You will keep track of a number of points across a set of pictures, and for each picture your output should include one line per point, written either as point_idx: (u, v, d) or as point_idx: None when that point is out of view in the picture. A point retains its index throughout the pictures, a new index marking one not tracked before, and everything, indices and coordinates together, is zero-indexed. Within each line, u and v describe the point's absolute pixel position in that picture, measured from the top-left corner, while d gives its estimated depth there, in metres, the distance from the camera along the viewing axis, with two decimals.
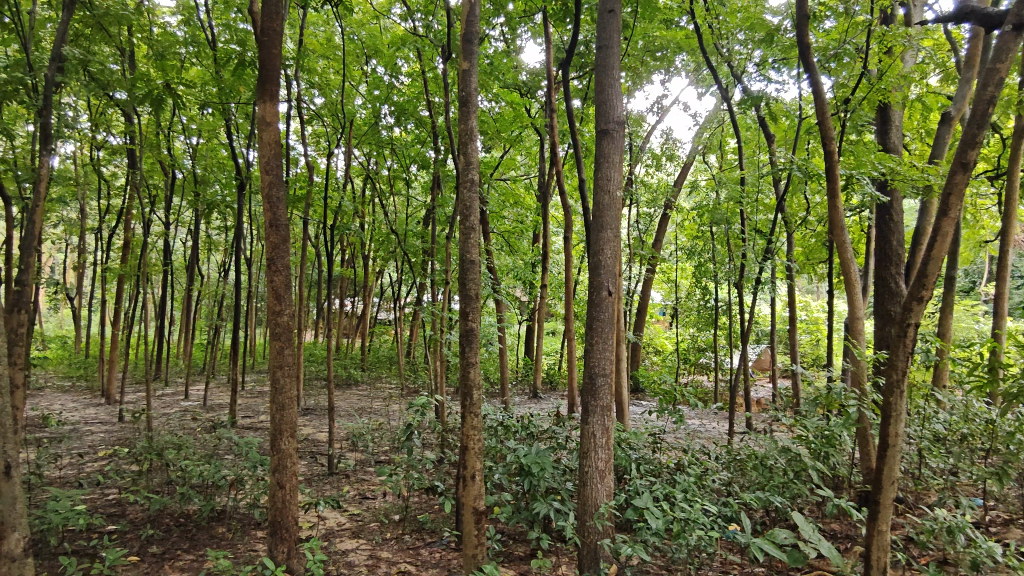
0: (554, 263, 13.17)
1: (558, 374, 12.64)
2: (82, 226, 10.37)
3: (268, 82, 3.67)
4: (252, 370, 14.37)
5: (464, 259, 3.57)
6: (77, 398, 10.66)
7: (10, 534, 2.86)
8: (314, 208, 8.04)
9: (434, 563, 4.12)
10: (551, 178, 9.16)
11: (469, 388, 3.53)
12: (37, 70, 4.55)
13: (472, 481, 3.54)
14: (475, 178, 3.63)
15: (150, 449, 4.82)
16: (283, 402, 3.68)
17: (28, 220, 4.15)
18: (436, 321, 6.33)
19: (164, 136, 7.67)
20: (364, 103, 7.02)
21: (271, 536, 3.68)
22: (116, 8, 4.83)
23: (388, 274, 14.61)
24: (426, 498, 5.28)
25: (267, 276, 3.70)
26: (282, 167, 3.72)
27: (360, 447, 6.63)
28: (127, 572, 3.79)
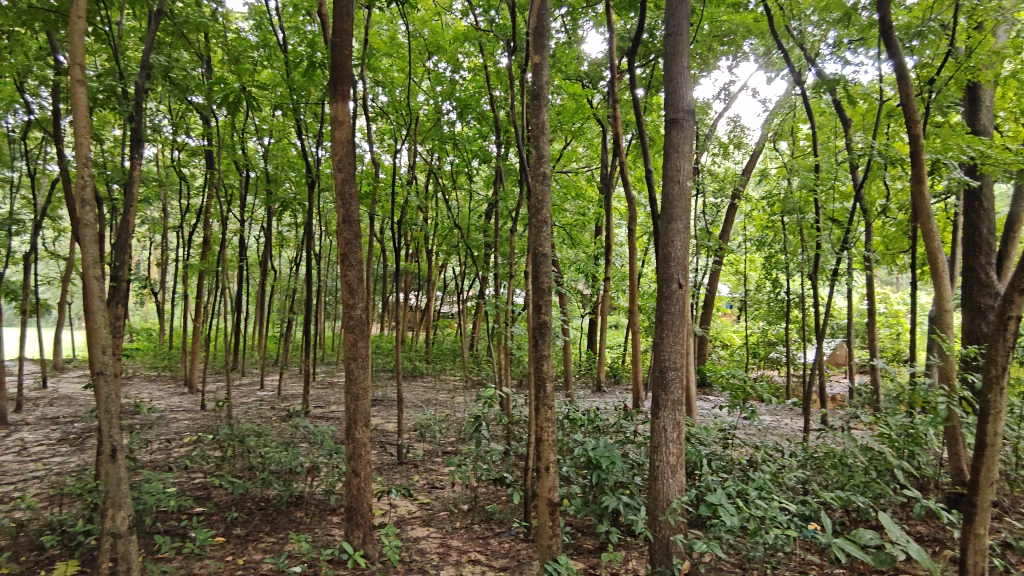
0: (617, 256, 13.03)
1: (622, 368, 12.52)
2: (165, 225, 10.96)
3: (340, 81, 3.78)
4: (323, 362, 14.88)
5: (536, 252, 3.59)
6: (163, 387, 11.31)
7: (117, 512, 3.10)
8: (381, 204, 8.22)
9: (503, 553, 4.16)
10: (614, 169, 9.04)
11: (541, 380, 3.54)
12: (129, 78, 4.80)
13: (546, 472, 3.55)
14: (547, 170, 3.63)
15: (232, 436, 5.07)
16: (357, 393, 3.80)
17: (122, 220, 4.41)
18: (500, 315, 6.38)
19: (240, 137, 8.00)
20: (428, 99, 7.11)
21: (347, 521, 3.82)
22: (195, 16, 5.01)
23: (452, 268, 14.81)
24: (493, 489, 5.35)
25: (341, 270, 3.82)
26: (354, 165, 3.85)
27: (428, 437, 6.77)
28: (215, 551, 4.01)
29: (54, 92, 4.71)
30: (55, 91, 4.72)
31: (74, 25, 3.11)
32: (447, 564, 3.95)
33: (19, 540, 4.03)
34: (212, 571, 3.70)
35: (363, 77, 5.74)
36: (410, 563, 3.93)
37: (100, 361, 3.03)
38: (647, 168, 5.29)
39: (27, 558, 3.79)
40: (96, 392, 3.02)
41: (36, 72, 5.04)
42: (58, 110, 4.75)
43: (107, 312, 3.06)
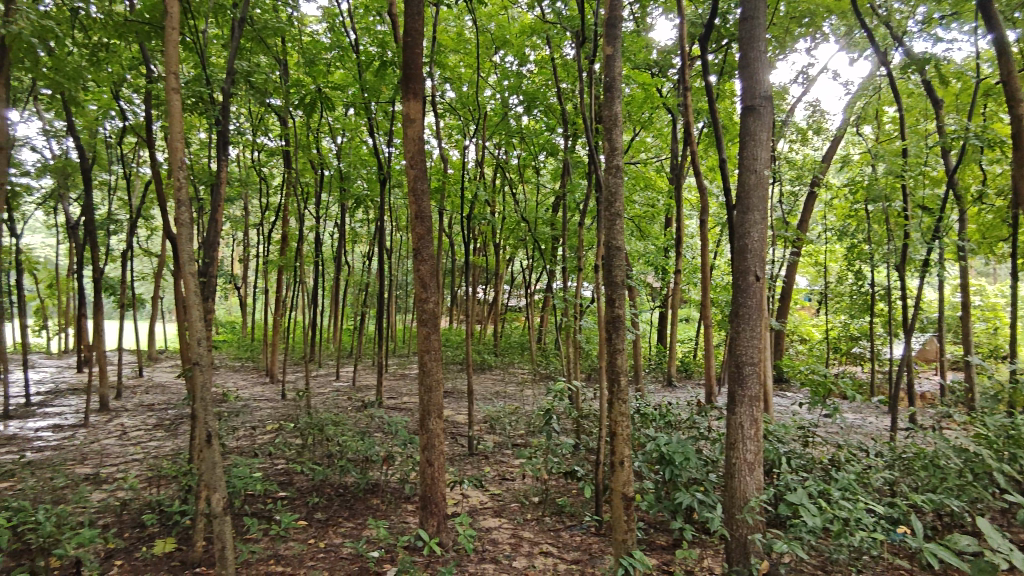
0: (688, 248, 12.73)
1: (693, 363, 12.26)
2: (247, 223, 11.49)
3: (412, 80, 3.86)
4: (396, 354, 15.28)
5: (609, 245, 3.56)
6: (247, 377, 11.90)
7: (213, 493, 3.21)
8: (451, 199, 8.33)
9: (575, 546, 4.16)
10: (685, 159, 8.83)
11: (615, 373, 3.51)
12: (214, 84, 5.00)
13: (620, 467, 3.53)
14: (620, 163, 3.59)
15: (312, 425, 5.28)
16: (431, 384, 3.89)
17: (210, 219, 4.65)
18: (569, 308, 6.36)
19: (315, 137, 8.27)
20: (494, 93, 7.14)
21: (422, 509, 3.92)
22: (273, 21, 5.19)
23: (520, 261, 14.88)
24: (564, 482, 5.35)
25: (415, 265, 3.91)
26: (426, 161, 3.92)
27: (498, 429, 6.85)
28: (298, 534, 4.21)
29: (146, 98, 4.98)
30: (146, 97, 5.00)
31: (170, 36, 3.33)
32: (520, 555, 3.99)
33: (123, 518, 4.34)
34: (296, 553, 3.88)
35: (432, 74, 5.83)
36: (482, 552, 4.00)
37: (196, 353, 3.21)
38: (721, 157, 5.13)
39: (131, 535, 4.09)
40: (193, 381, 3.19)
41: (131, 80, 5.35)
42: (151, 116, 5.02)
43: (201, 306, 3.23)
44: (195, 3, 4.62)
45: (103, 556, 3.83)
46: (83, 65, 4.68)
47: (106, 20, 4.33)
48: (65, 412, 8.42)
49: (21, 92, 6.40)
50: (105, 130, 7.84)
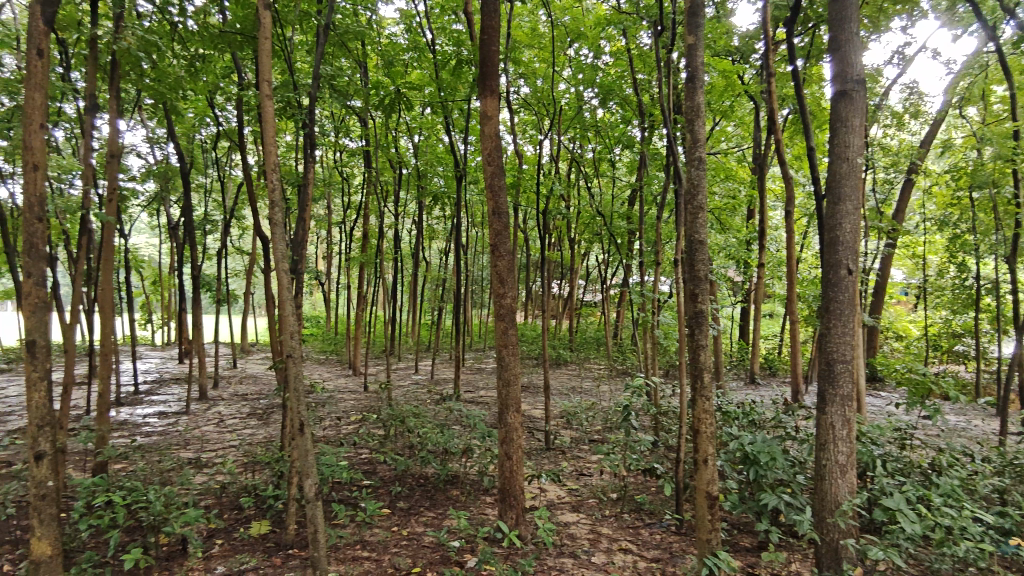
0: (773, 241, 12.25)
1: (778, 360, 11.79)
2: (331, 221, 11.93)
3: (489, 77, 3.91)
4: (472, 348, 15.50)
5: (691, 239, 3.48)
6: (331, 369, 12.38)
7: (306, 478, 3.26)
8: (525, 194, 8.37)
9: (655, 544, 4.10)
10: (769, 148, 8.48)
11: (698, 370, 3.43)
12: (301, 89, 5.20)
13: (705, 465, 3.46)
14: (703, 154, 3.49)
15: (394, 417, 5.44)
16: (509, 378, 3.94)
17: (298, 218, 4.85)
18: (647, 303, 6.24)
19: (394, 137, 8.50)
20: (569, 88, 7.09)
21: (501, 502, 3.98)
22: (355, 26, 5.25)
23: (595, 255, 14.75)
24: (643, 480, 5.29)
25: (492, 260, 3.96)
26: (503, 157, 3.95)
27: (575, 425, 6.84)
28: (383, 521, 4.36)
29: (239, 105, 5.24)
30: (239, 104, 5.29)
31: (263, 45, 3.49)
32: (598, 551, 3.98)
33: (222, 500, 4.63)
34: (381, 540, 4.03)
35: (506, 70, 5.86)
36: (561, 547, 4.01)
37: (289, 346, 3.38)
38: (809, 145, 4.89)
39: (230, 517, 4.36)
40: (285, 371, 3.32)
41: (224, 87, 5.66)
42: (243, 120, 5.29)
43: (294, 302, 3.38)
44: (284, 12, 4.81)
45: (206, 534, 4.09)
46: (182, 75, 4.97)
47: (203, 32, 4.57)
48: (169, 401, 9.05)
49: (129, 103, 6.90)
50: (201, 136, 8.33)
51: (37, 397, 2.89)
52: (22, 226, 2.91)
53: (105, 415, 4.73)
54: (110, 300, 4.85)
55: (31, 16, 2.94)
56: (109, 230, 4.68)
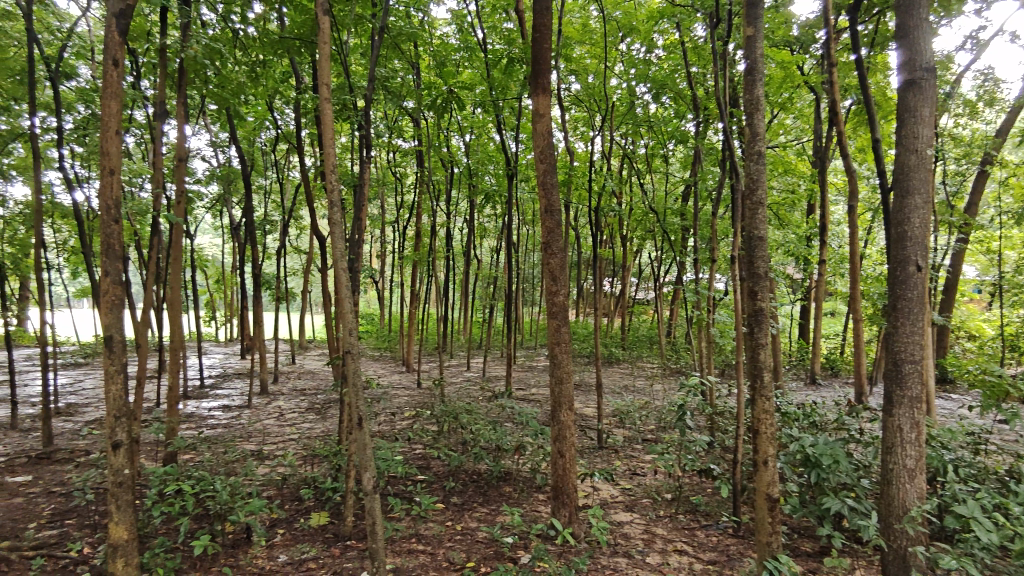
0: (834, 237, 11.82)
1: (841, 360, 11.38)
2: (385, 221, 12.13)
3: (541, 74, 3.91)
4: (524, 347, 15.52)
5: (750, 235, 3.39)
6: (386, 366, 12.62)
7: (363, 472, 3.31)
8: (577, 192, 8.33)
9: (711, 546, 4.03)
10: (830, 140, 8.19)
11: (758, 369, 3.35)
12: (355, 92, 5.30)
13: (765, 467, 3.38)
14: (763, 148, 3.40)
15: (448, 413, 5.49)
16: (561, 376, 3.93)
17: (354, 218, 4.96)
18: (702, 301, 6.12)
19: (446, 136, 8.59)
20: (621, 83, 7.00)
21: (554, 499, 3.98)
22: (407, 28, 5.28)
23: (648, 252, 14.55)
24: (698, 481, 5.20)
25: (544, 258, 3.96)
26: (555, 154, 3.95)
27: (627, 424, 6.78)
28: (437, 516, 4.43)
29: (297, 109, 5.39)
30: (297, 107, 5.44)
31: (321, 49, 3.58)
32: (653, 551, 3.93)
33: (283, 491, 4.79)
34: (435, 534, 4.09)
35: (558, 67, 5.82)
36: (615, 546, 3.98)
37: (347, 342, 3.47)
38: (874, 137, 4.71)
39: (291, 507, 4.50)
40: (343, 367, 3.41)
41: (283, 91, 5.83)
42: (301, 123, 5.43)
43: (351, 299, 3.46)
44: (340, 16, 4.91)
45: (269, 524, 4.24)
46: (244, 81, 5.15)
47: (264, 38, 4.72)
48: (232, 395, 9.40)
49: (195, 109, 7.20)
50: (262, 139, 8.62)
51: (115, 389, 3.06)
52: (100, 227, 3.08)
53: (174, 407, 4.95)
54: (178, 298, 5.08)
55: (108, 28, 3.10)
56: (176, 232, 4.89)
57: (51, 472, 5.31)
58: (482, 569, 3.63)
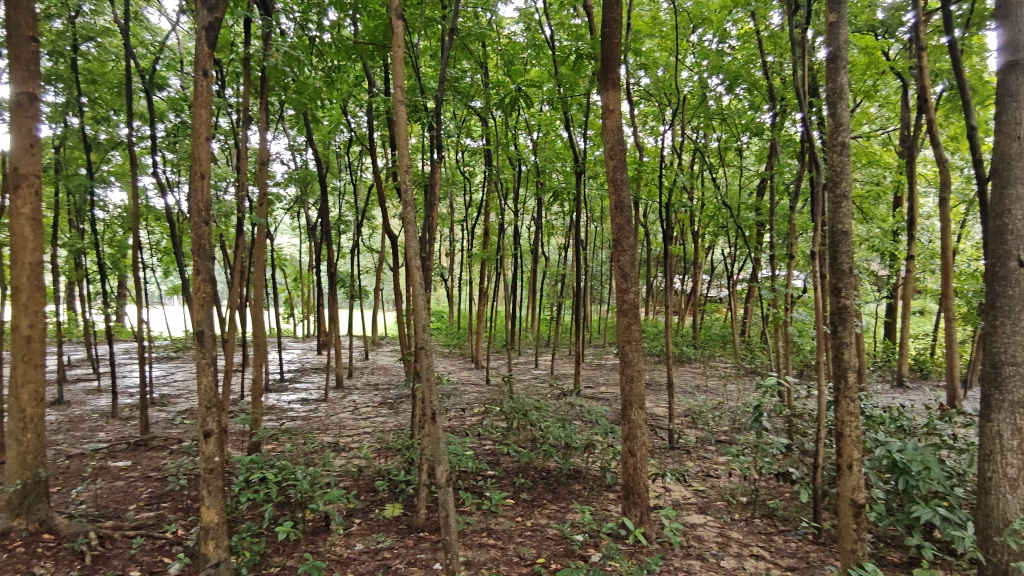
0: (925, 231, 11.13)
1: (931, 362, 10.71)
2: (454, 219, 12.30)
3: (610, 70, 3.87)
4: (592, 345, 15.40)
5: (834, 230, 3.24)
6: (455, 363, 12.81)
7: (436, 466, 3.36)
8: (647, 188, 8.18)
9: (790, 552, 3.88)
10: (920, 128, 7.71)
11: (842, 370, 3.21)
12: (426, 94, 5.40)
13: (849, 471, 3.24)
14: (847, 138, 3.24)
15: (517, 410, 5.52)
16: (632, 375, 3.89)
17: (425, 217, 5.06)
18: (779, 299, 5.89)
19: (514, 135, 8.63)
20: (693, 75, 6.82)
21: (625, 499, 3.95)
22: (477, 28, 5.31)
23: (721, 248, 14.14)
24: (775, 485, 5.03)
25: (614, 255, 3.93)
26: (625, 150, 3.90)
27: (700, 424, 6.62)
28: (507, 511, 4.47)
29: (369, 112, 5.53)
30: (369, 110, 5.58)
31: (396, 52, 3.66)
32: (728, 555, 3.83)
33: (359, 482, 4.94)
34: (506, 529, 4.13)
35: (628, 61, 5.71)
36: (688, 548, 3.91)
37: (420, 338, 3.54)
38: (969, 124, 4.40)
39: (367, 498, 4.65)
40: (416, 362, 3.48)
41: (356, 95, 6.00)
42: (373, 126, 5.57)
43: (424, 296, 3.53)
44: (412, 19, 5.01)
45: (346, 513, 4.39)
46: (320, 86, 5.33)
47: (339, 44, 4.87)
48: (310, 388, 9.79)
49: (275, 115, 7.50)
50: (337, 142, 8.92)
51: (206, 381, 3.24)
52: (192, 228, 3.27)
53: (258, 400, 5.20)
54: (261, 296, 5.32)
55: (198, 40, 3.29)
56: (259, 232, 5.12)
57: (147, 458, 5.69)
58: (552, 566, 3.63)
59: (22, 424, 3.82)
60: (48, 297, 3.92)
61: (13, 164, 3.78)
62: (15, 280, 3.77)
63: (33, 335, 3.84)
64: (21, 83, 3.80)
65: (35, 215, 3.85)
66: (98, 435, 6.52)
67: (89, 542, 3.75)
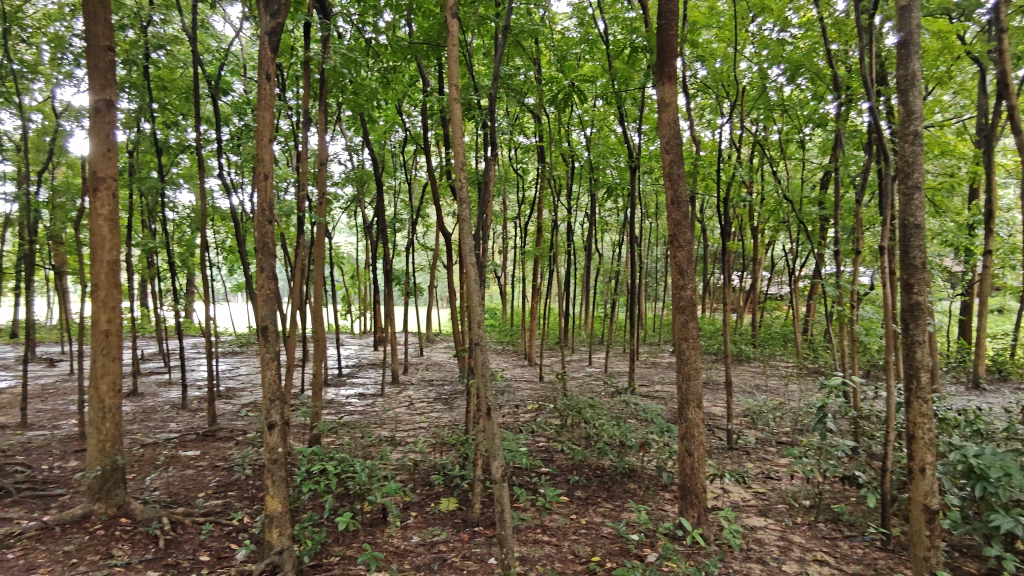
0: (1004, 224, 10.49)
1: (1012, 363, 10.11)
2: (508, 216, 12.34)
3: (666, 62, 3.81)
4: (647, 343, 15.19)
5: (905, 224, 3.10)
6: (509, 359, 12.85)
7: (493, 460, 3.38)
8: (704, 183, 8.00)
9: (857, 559, 3.74)
10: (999, 115, 7.28)
11: (913, 370, 3.07)
12: (480, 92, 5.43)
13: (922, 475, 3.10)
14: (919, 128, 3.08)
15: (571, 407, 5.50)
16: (689, 373, 3.82)
17: (480, 214, 5.10)
18: (845, 296, 5.68)
19: (567, 131, 8.58)
20: (752, 67, 6.63)
21: (681, 499, 3.89)
22: (530, 24, 5.29)
23: (782, 244, 13.71)
24: (840, 489, 4.85)
25: (671, 252, 3.87)
26: (682, 144, 3.83)
27: (760, 425, 6.44)
28: (562, 508, 4.47)
29: (424, 112, 5.60)
30: (424, 110, 5.65)
31: (451, 51, 3.69)
32: (790, 559, 3.72)
33: (415, 476, 5.03)
34: (560, 526, 4.13)
35: (684, 52, 5.58)
36: (747, 551, 3.81)
37: (475, 335, 3.57)
38: None
39: (423, 492, 4.73)
40: (472, 358, 3.51)
41: (410, 94, 6.08)
42: (428, 125, 5.64)
43: (480, 293, 3.56)
44: (467, 17, 5.04)
45: (403, 506, 4.47)
46: (376, 86, 5.43)
47: (395, 45, 4.95)
48: (367, 383, 10.01)
49: (333, 116, 7.68)
50: (392, 141, 9.07)
51: (270, 375, 3.35)
52: (257, 227, 3.39)
53: (318, 394, 5.35)
54: (321, 293, 5.47)
55: (261, 45, 3.39)
56: (318, 232, 5.26)
57: (215, 448, 5.93)
58: (608, 564, 3.60)
59: (102, 414, 4.03)
60: (124, 293, 4.13)
61: (92, 168, 4.00)
62: (94, 278, 3.98)
63: (112, 329, 4.05)
64: (99, 90, 4.01)
65: (112, 216, 4.05)
66: (169, 426, 6.84)
67: (162, 526, 3.94)
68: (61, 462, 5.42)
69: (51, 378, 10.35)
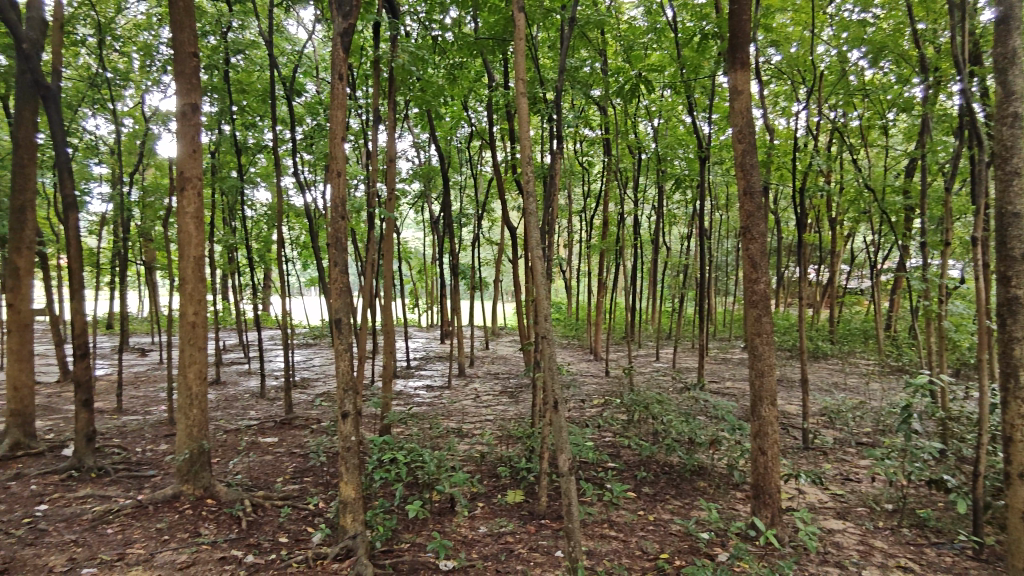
0: None
1: None
2: (573, 210, 12.27)
3: (739, 49, 3.68)
4: (716, 338, 14.80)
5: (1002, 213, 2.90)
6: (575, 354, 12.80)
7: (560, 454, 3.37)
8: (778, 173, 7.72)
9: (945, 567, 3.54)
10: None
11: (1012, 368, 2.87)
12: (545, 85, 5.41)
13: (1021, 480, 2.91)
14: (1019, 109, 2.87)
15: (639, 402, 5.44)
16: (762, 369, 3.70)
17: (546, 207, 5.09)
18: (932, 291, 5.36)
19: (634, 122, 8.44)
20: (831, 50, 6.33)
21: (754, 498, 3.78)
22: (596, 15, 5.23)
23: (863, 236, 13.06)
24: (925, 493, 4.60)
25: (744, 244, 3.75)
26: (755, 133, 3.71)
27: (839, 425, 6.18)
28: (629, 504, 4.43)
29: (490, 107, 5.63)
30: (490, 105, 5.68)
31: (518, 45, 3.69)
32: (870, 564, 3.56)
33: (482, 467, 5.09)
34: (628, 522, 4.10)
35: (757, 38, 5.38)
36: (824, 554, 3.68)
37: (542, 328, 3.57)
38: None
39: (490, 484, 4.78)
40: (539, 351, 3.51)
41: (476, 90, 6.13)
42: (493, 120, 5.67)
43: (546, 286, 3.56)
44: (533, 10, 5.02)
45: (470, 496, 4.54)
46: (444, 84, 5.50)
47: (461, 40, 4.99)
48: (435, 376, 10.20)
49: (401, 114, 7.84)
50: (459, 137, 9.17)
51: (344, 366, 3.46)
52: (330, 223, 3.50)
53: (389, 385, 5.49)
54: (391, 287, 5.60)
55: (334, 47, 3.49)
56: (388, 227, 5.39)
57: (292, 436, 6.19)
58: (676, 562, 3.55)
59: (189, 400, 4.26)
60: (208, 287, 4.35)
61: (180, 168, 4.24)
62: (182, 272, 4.22)
63: (198, 321, 4.28)
64: (185, 94, 4.23)
65: (197, 214, 4.27)
66: (249, 414, 7.19)
67: (244, 508, 4.15)
68: (153, 445, 5.79)
69: (143, 367, 11.04)
